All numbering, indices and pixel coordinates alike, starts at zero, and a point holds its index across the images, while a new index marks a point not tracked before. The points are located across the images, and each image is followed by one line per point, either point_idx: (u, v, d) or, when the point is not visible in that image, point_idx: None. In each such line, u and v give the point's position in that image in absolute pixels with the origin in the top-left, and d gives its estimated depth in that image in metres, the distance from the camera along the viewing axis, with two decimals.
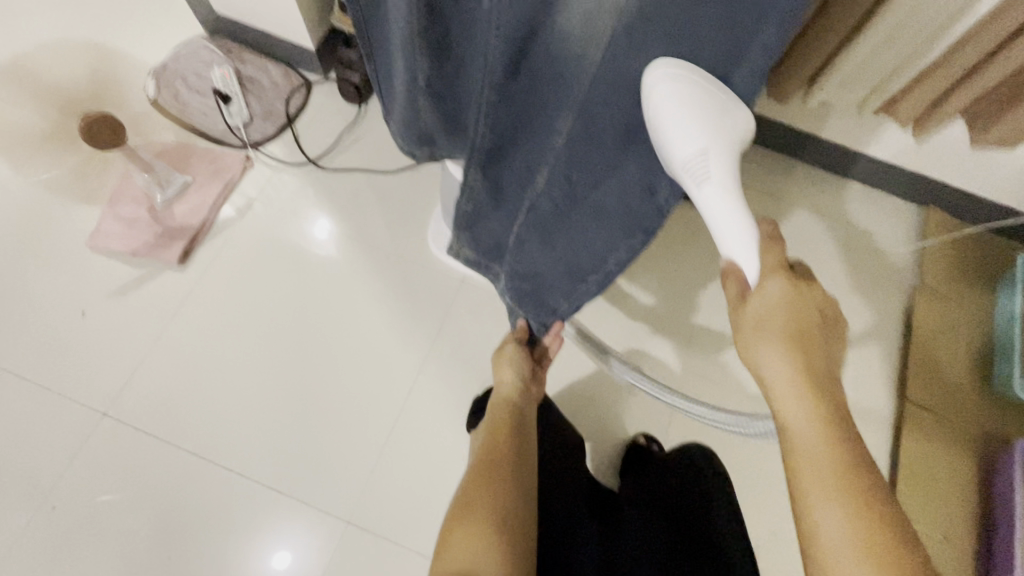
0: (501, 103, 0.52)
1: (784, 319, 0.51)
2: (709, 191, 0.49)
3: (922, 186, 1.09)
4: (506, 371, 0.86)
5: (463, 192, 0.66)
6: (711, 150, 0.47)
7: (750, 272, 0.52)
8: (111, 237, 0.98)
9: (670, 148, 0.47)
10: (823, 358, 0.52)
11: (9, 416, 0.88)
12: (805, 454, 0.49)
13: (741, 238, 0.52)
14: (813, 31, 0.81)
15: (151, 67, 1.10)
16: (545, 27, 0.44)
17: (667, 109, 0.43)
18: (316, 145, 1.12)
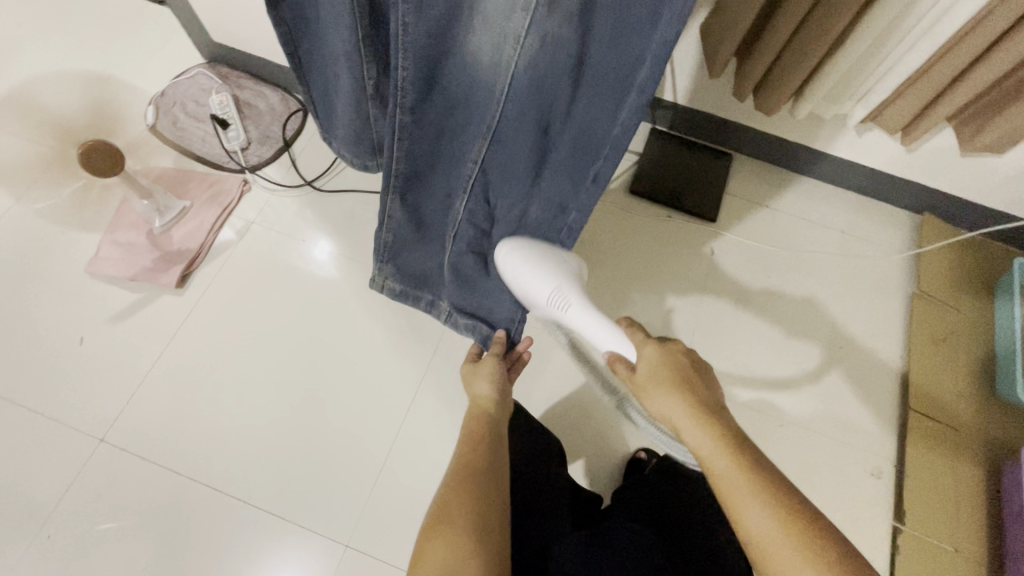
0: (414, 129, 0.58)
1: (668, 376, 0.55)
2: (572, 312, 0.65)
3: (908, 193, 1.11)
4: (480, 382, 0.75)
5: (384, 223, 0.71)
6: (563, 285, 0.64)
7: (629, 352, 0.62)
8: (111, 263, 1.02)
9: (530, 291, 0.65)
10: (717, 401, 0.55)
11: (11, 445, 0.91)
12: (727, 489, 0.48)
13: (611, 338, 0.63)
14: (799, 41, 0.81)
15: (154, 96, 1.16)
16: (455, 57, 0.50)
17: (515, 267, 0.64)
18: (314, 165, 1.14)
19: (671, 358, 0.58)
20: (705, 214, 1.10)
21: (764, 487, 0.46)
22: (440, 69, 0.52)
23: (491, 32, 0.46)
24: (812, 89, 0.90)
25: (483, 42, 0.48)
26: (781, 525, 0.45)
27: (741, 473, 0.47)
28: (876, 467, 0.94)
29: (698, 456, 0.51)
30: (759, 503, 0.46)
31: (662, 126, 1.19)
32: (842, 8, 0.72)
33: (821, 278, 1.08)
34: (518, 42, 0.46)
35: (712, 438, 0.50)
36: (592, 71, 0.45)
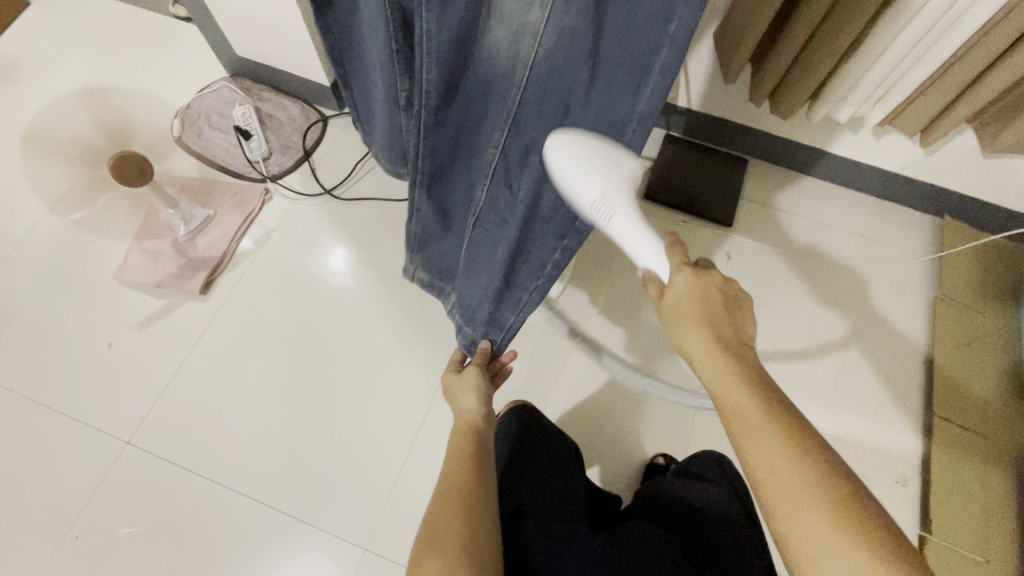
0: (438, 123, 0.58)
1: (692, 307, 0.52)
2: (618, 220, 0.52)
3: (927, 197, 1.09)
4: (465, 397, 0.78)
5: (413, 216, 0.73)
6: (614, 192, 0.49)
7: (661, 271, 0.55)
8: (138, 270, 1.05)
9: (574, 195, 0.50)
10: (739, 336, 0.52)
11: (40, 448, 0.93)
12: (738, 424, 0.46)
13: (650, 253, 0.55)
14: (812, 48, 0.82)
15: (179, 110, 1.20)
16: (478, 47, 0.50)
17: (567, 159, 0.48)
18: (333, 175, 1.16)
19: (703, 286, 0.53)
20: (720, 219, 1.10)
21: (774, 422, 0.45)
22: (464, 69, 0.53)
23: (509, 22, 0.46)
24: (828, 93, 0.90)
25: (502, 35, 0.48)
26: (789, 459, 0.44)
27: (752, 407, 0.46)
28: (900, 475, 0.92)
29: (710, 388, 0.50)
30: (766, 431, 0.45)
31: (677, 132, 1.20)
32: (857, 11, 0.73)
33: (840, 283, 1.07)
34: (536, 35, 0.45)
35: (728, 371, 0.48)
36: (607, 59, 0.43)
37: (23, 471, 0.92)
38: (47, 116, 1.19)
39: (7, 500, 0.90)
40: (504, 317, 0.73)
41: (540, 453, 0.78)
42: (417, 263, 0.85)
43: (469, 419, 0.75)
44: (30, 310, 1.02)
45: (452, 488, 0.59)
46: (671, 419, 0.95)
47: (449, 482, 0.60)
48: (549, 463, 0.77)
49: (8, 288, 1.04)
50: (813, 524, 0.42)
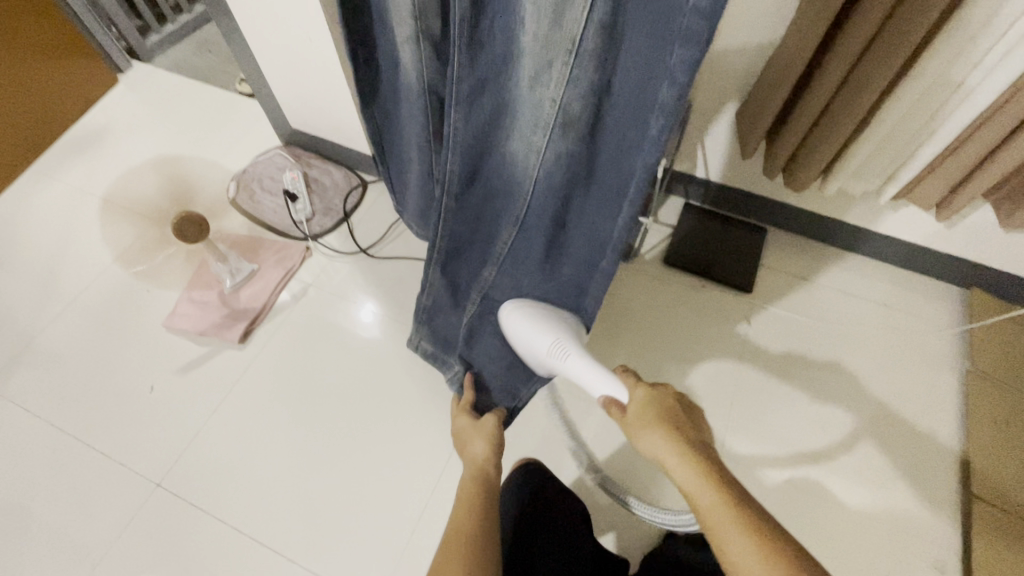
0: (458, 209, 0.65)
1: (653, 414, 0.54)
2: (572, 361, 0.66)
3: (950, 269, 1.09)
4: (476, 442, 0.73)
5: (425, 289, 0.78)
6: (560, 339, 0.68)
7: (621, 396, 0.61)
8: (185, 318, 1.13)
9: (532, 346, 0.69)
10: (703, 439, 0.52)
11: (75, 484, 0.98)
12: (721, 531, 0.44)
13: (605, 383, 0.64)
14: (820, 128, 0.87)
15: (236, 174, 1.33)
16: (496, 146, 0.59)
17: (516, 326, 0.71)
18: (368, 235, 1.25)
19: (660, 398, 0.56)
20: (737, 284, 1.12)
21: (753, 528, 0.43)
22: (483, 165, 0.61)
23: (524, 132, 0.55)
24: (841, 168, 0.94)
25: (516, 146, 0.57)
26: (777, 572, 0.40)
27: (729, 510, 0.44)
28: (940, 560, 0.87)
29: (686, 496, 0.48)
30: (748, 538, 0.42)
31: (695, 201, 1.24)
32: (865, 91, 0.77)
33: (865, 354, 1.06)
34: (541, 151, 0.55)
35: (700, 474, 0.47)
36: (603, 171, 0.55)
37: (57, 509, 0.96)
38: (123, 179, 1.33)
39: (40, 535, 0.94)
40: (513, 378, 0.82)
41: (550, 511, 0.76)
42: (423, 333, 0.88)
43: (476, 466, 0.69)
44: (85, 353, 1.10)
45: (454, 535, 0.57)
46: None
47: (454, 525, 0.59)
48: (557, 522, 0.75)
49: (68, 332, 1.13)
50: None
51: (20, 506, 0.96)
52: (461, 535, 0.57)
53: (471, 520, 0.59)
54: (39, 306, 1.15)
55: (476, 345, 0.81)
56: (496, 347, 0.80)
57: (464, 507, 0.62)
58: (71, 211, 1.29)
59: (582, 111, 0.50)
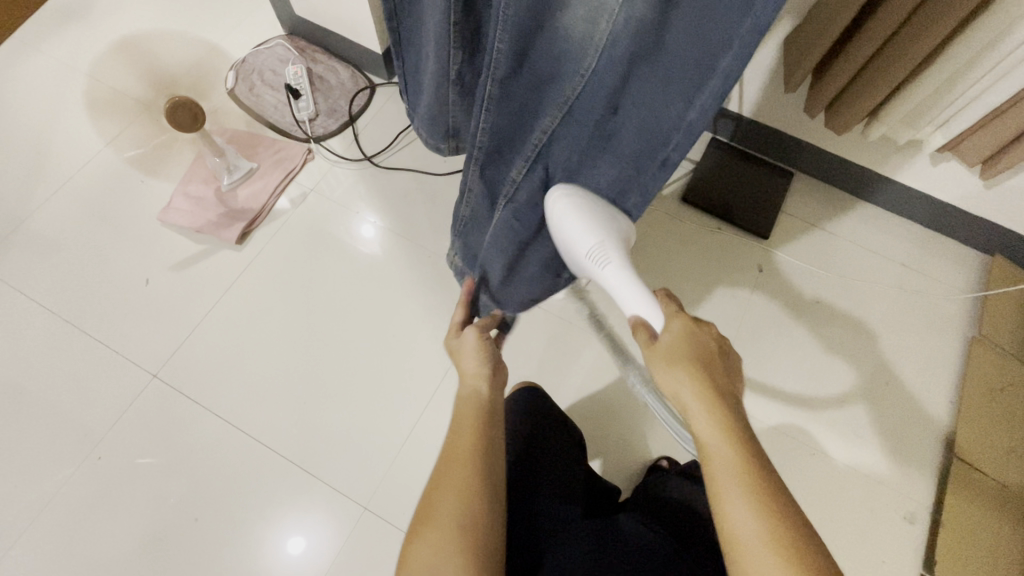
0: (503, 101, 0.55)
1: (687, 358, 0.51)
2: (610, 271, 0.61)
3: (977, 233, 1.05)
4: (467, 361, 0.68)
5: (464, 197, 0.72)
6: (607, 241, 0.60)
7: (655, 322, 0.58)
8: (180, 213, 1.09)
9: (573, 244, 0.61)
10: (731, 390, 0.50)
11: (72, 368, 0.99)
12: (723, 482, 0.44)
13: (642, 303, 0.59)
14: (878, 64, 0.78)
15: (234, 62, 1.23)
16: (549, 25, 0.47)
17: (561, 212, 0.60)
18: (374, 143, 1.18)
19: (695, 336, 0.53)
20: (755, 229, 1.08)
21: (760, 491, 0.43)
22: (533, 45, 0.49)
23: (585, 6, 0.44)
24: (888, 112, 0.86)
25: (579, 16, 0.45)
26: (769, 529, 0.41)
27: (740, 465, 0.44)
28: (908, 510, 0.91)
29: (699, 445, 0.47)
30: (747, 499, 0.42)
31: (723, 137, 1.17)
32: (936, 28, 0.68)
33: (872, 312, 1.04)
34: (609, 20, 0.43)
35: (721, 431, 0.46)
36: (669, 48, 0.43)
37: (55, 392, 0.97)
38: (112, 57, 1.23)
39: (38, 413, 0.95)
40: (544, 284, 0.79)
41: (546, 431, 0.77)
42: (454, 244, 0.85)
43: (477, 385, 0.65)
44: (76, 241, 1.07)
45: (458, 464, 0.55)
46: None
47: (456, 451, 0.57)
48: (556, 443, 0.76)
49: (59, 218, 1.09)
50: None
51: (17, 384, 0.97)
52: (458, 461, 0.55)
53: (478, 458, 0.56)
54: (28, 188, 1.11)
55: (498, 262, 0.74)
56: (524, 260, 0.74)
57: (471, 439, 0.57)
58: (58, 88, 1.20)
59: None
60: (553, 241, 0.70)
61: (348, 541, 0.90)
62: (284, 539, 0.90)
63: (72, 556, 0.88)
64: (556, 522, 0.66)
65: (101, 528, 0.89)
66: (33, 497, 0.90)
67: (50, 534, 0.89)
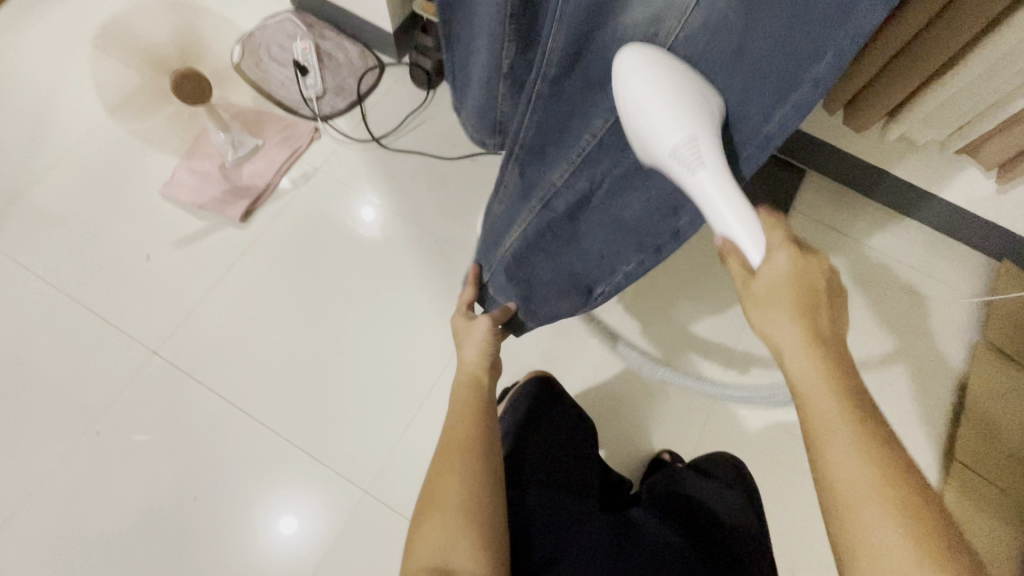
0: (549, 103, 0.49)
1: (791, 294, 0.44)
2: (703, 176, 0.43)
3: (988, 239, 1.05)
4: (468, 348, 0.68)
5: (499, 192, 0.66)
6: (702, 133, 0.42)
7: (754, 249, 0.45)
8: (184, 188, 1.07)
9: (651, 138, 0.44)
10: (837, 331, 0.44)
11: (71, 342, 0.97)
12: (829, 433, 0.40)
13: (740, 225, 0.45)
14: (900, 65, 0.77)
15: (241, 35, 1.20)
16: (607, 25, 0.42)
17: (637, 85, 0.41)
18: (382, 124, 1.16)
19: (803, 268, 0.45)
20: None
21: (866, 435, 0.39)
22: (588, 44, 0.44)
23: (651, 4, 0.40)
24: (909, 113, 0.85)
25: (641, 14, 0.41)
26: (881, 487, 0.38)
27: (849, 416, 0.40)
28: None
29: (794, 388, 0.42)
30: (860, 453, 0.39)
31: None
32: (963, 27, 0.67)
33: (877, 313, 1.04)
34: (682, 14, 0.40)
35: (826, 374, 0.41)
36: (749, 50, 0.39)
37: (53, 365, 0.96)
38: (114, 24, 1.20)
39: (36, 387, 0.94)
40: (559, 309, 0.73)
41: (560, 425, 0.77)
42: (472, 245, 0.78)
43: (472, 374, 0.66)
44: (77, 213, 1.05)
45: (454, 447, 0.56)
46: (683, 421, 0.95)
47: (451, 436, 0.58)
48: (572, 438, 0.77)
49: (58, 188, 1.07)
50: (889, 550, 0.36)
51: (14, 357, 0.96)
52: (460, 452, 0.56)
53: (472, 439, 0.57)
54: (27, 156, 1.08)
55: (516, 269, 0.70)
56: (536, 271, 0.69)
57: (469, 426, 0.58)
58: (58, 54, 1.17)
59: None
60: (571, 261, 0.65)
61: (348, 523, 0.90)
62: (278, 519, 0.89)
63: (67, 530, 0.87)
64: (565, 501, 0.67)
65: (98, 504, 0.88)
66: (30, 471, 0.89)
67: (47, 507, 0.88)
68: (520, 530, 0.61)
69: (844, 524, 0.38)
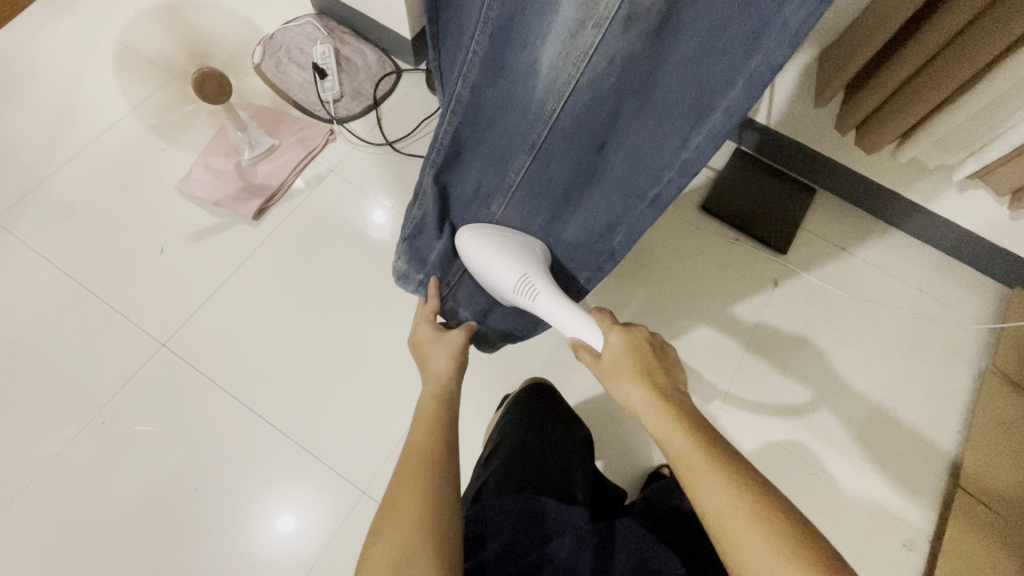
0: (473, 106, 0.56)
1: (631, 362, 0.55)
2: (539, 301, 0.62)
3: (998, 266, 1.04)
4: (435, 359, 0.66)
5: (416, 198, 0.71)
6: (529, 274, 0.63)
7: (593, 339, 0.60)
8: (200, 184, 1.09)
9: (497, 282, 0.64)
10: (675, 385, 0.54)
11: (83, 330, 0.99)
12: (687, 466, 0.46)
13: (577, 323, 0.61)
14: (914, 86, 0.77)
15: (263, 38, 1.23)
16: (527, 49, 0.49)
17: (474, 256, 0.66)
18: (397, 129, 1.17)
19: (633, 342, 0.57)
20: (773, 243, 1.07)
21: (718, 463, 0.45)
22: (508, 57, 0.51)
23: (563, 38, 0.47)
24: (919, 136, 0.85)
25: (555, 52, 0.48)
26: (736, 499, 0.43)
27: (696, 449, 0.46)
28: (907, 538, 0.90)
29: (658, 439, 0.49)
30: (715, 478, 0.44)
31: (747, 149, 1.16)
32: (983, 47, 0.66)
33: (884, 336, 1.03)
34: (589, 56, 0.47)
35: (675, 423, 0.48)
36: (660, 90, 0.46)
37: (64, 354, 0.97)
38: (142, 23, 1.23)
39: (44, 373, 0.96)
40: (511, 319, 0.79)
41: (549, 431, 0.78)
42: (400, 251, 0.78)
43: (440, 385, 0.63)
44: (95, 205, 1.07)
45: (410, 468, 0.52)
46: None
47: (412, 454, 0.54)
48: (562, 441, 0.77)
49: (78, 180, 1.09)
50: (770, 565, 0.40)
51: (27, 343, 0.98)
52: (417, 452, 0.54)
53: (431, 457, 0.54)
54: (50, 148, 1.11)
55: (465, 282, 0.75)
56: (480, 281, 0.73)
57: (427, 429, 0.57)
58: (86, 49, 1.20)
59: (654, 2, 0.41)
60: None
61: (343, 523, 0.90)
62: (273, 516, 0.90)
63: (66, 517, 0.88)
64: (558, 513, 0.64)
65: (98, 493, 0.89)
66: (35, 456, 0.91)
67: (50, 494, 0.89)
68: (502, 554, 0.58)
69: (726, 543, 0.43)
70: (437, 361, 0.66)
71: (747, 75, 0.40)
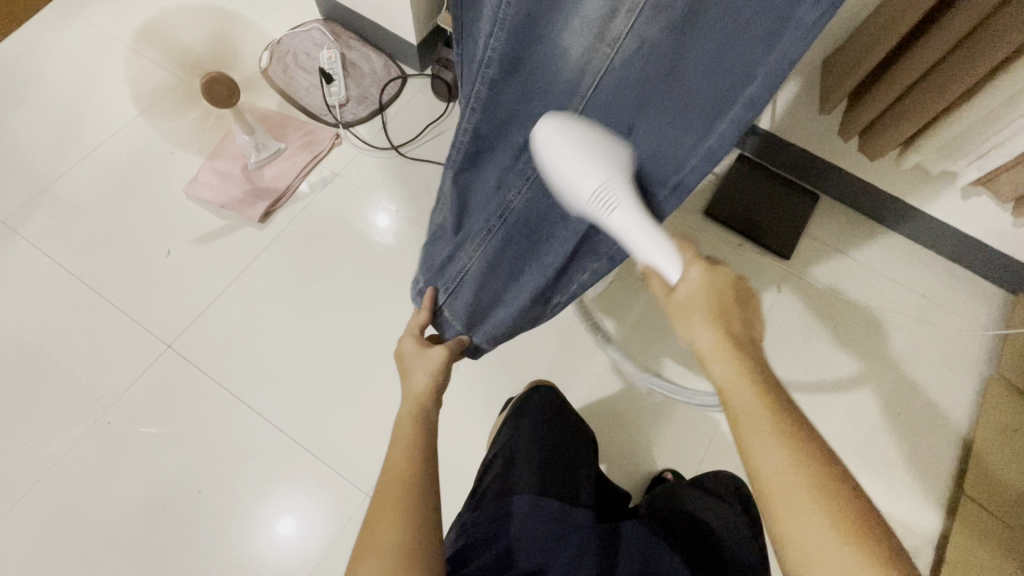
0: (489, 104, 0.54)
1: (707, 302, 0.50)
2: (618, 215, 0.49)
3: (1002, 272, 1.04)
4: (417, 376, 0.66)
5: (441, 197, 0.72)
6: (614, 180, 0.48)
7: (671, 271, 0.52)
8: (206, 187, 1.10)
9: (572, 186, 0.48)
10: (749, 332, 0.51)
11: (90, 331, 1.00)
12: (747, 422, 0.45)
13: (659, 250, 0.51)
14: (915, 95, 0.78)
15: (270, 43, 1.24)
16: (546, 43, 0.47)
17: (556, 144, 0.47)
18: (402, 133, 1.18)
19: (713, 281, 0.52)
20: (776, 248, 1.08)
21: (782, 425, 0.44)
22: (528, 53, 0.49)
23: (585, 27, 0.44)
24: (922, 144, 0.86)
25: (578, 40, 0.45)
26: (792, 464, 0.42)
27: (763, 406, 0.45)
28: (911, 544, 0.90)
29: (719, 387, 0.48)
30: (776, 441, 0.43)
31: (751, 154, 1.17)
32: (981, 58, 0.67)
33: (887, 341, 1.03)
34: (614, 44, 0.44)
35: (744, 376, 0.46)
36: (681, 85, 0.43)
37: (70, 355, 0.98)
38: (151, 27, 1.25)
39: (51, 374, 0.97)
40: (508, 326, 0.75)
41: (550, 430, 0.78)
42: (420, 258, 0.81)
43: (417, 404, 0.63)
44: (102, 208, 1.08)
45: (395, 480, 0.53)
46: (686, 439, 0.95)
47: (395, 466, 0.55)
48: (565, 442, 0.78)
49: (86, 182, 1.10)
50: (812, 532, 0.41)
51: (34, 343, 0.98)
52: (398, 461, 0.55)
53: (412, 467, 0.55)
54: (59, 150, 1.12)
55: (464, 288, 0.73)
56: (480, 286, 0.71)
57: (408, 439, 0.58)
58: (96, 53, 1.21)
59: None
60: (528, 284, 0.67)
61: (346, 526, 0.90)
62: (276, 518, 0.90)
63: (70, 517, 0.88)
64: (561, 514, 0.64)
65: (102, 493, 0.90)
66: (41, 456, 0.91)
67: (54, 494, 0.89)
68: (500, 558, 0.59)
69: (770, 501, 0.43)
70: (416, 378, 0.66)
71: (766, 73, 0.37)
